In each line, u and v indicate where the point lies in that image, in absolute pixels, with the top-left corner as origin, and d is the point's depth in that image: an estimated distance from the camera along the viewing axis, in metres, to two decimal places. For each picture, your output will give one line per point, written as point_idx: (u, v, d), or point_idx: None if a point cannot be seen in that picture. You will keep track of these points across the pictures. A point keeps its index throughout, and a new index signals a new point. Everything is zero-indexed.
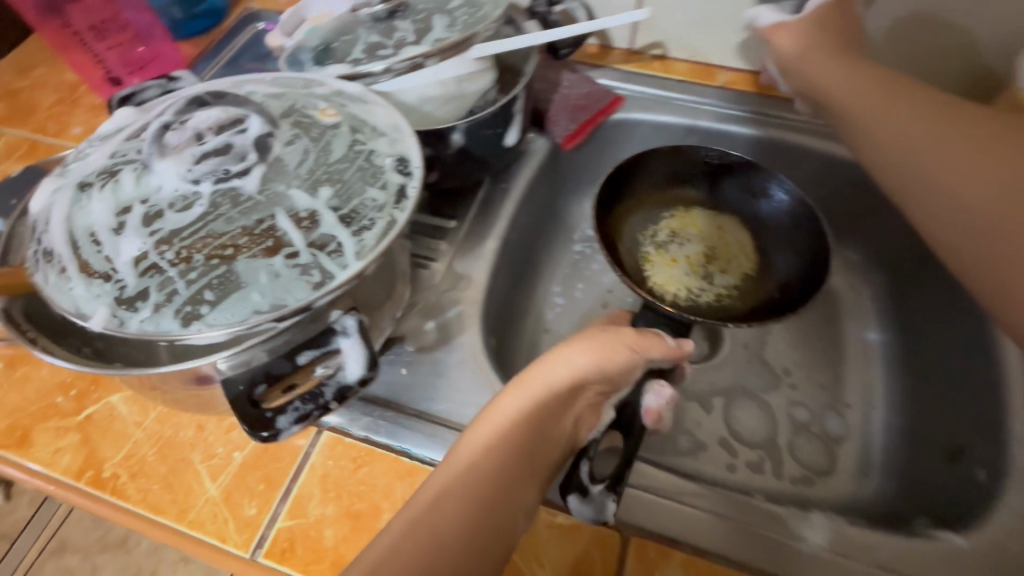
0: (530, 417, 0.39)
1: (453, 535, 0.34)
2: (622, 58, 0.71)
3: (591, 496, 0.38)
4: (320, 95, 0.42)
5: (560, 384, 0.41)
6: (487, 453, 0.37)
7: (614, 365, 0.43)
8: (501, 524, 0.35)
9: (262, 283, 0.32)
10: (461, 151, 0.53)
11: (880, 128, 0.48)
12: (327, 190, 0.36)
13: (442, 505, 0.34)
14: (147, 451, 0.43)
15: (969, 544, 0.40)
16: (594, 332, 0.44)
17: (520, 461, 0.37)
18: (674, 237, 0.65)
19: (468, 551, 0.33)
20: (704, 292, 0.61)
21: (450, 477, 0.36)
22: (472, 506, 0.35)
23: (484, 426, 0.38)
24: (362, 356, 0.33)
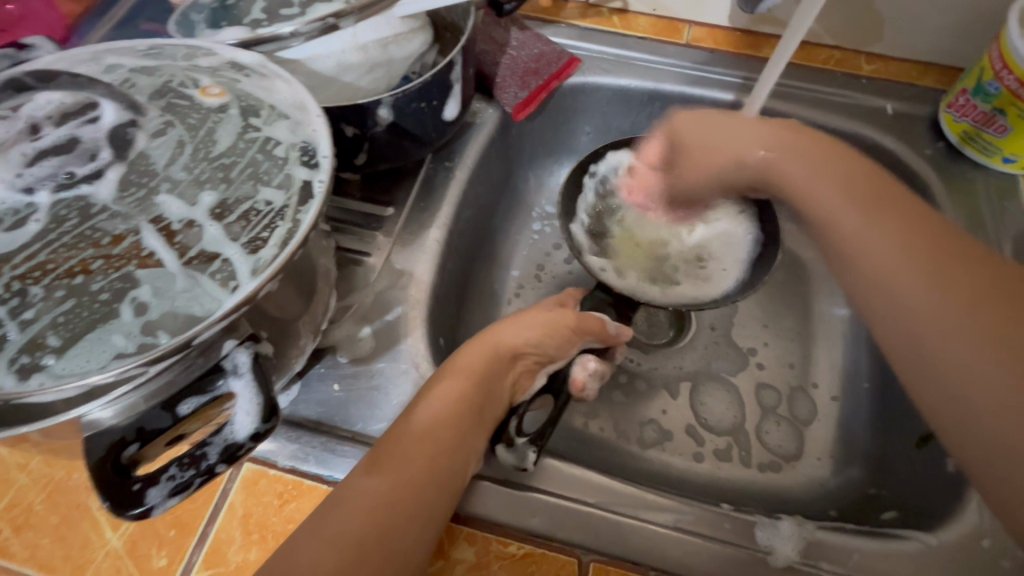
0: (478, 382, 0.38)
1: (412, 475, 0.32)
2: (577, 13, 0.63)
3: (513, 445, 0.39)
4: (205, 68, 0.34)
5: (498, 353, 0.40)
6: (443, 405, 0.36)
7: (560, 335, 0.43)
8: (453, 477, 0.34)
9: (127, 320, 0.26)
10: (392, 129, 0.46)
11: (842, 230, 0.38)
12: (210, 194, 0.29)
13: (402, 450, 0.33)
14: (34, 499, 0.37)
15: (936, 542, 0.38)
16: (535, 308, 0.44)
17: (472, 414, 0.36)
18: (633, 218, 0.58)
19: (427, 490, 0.32)
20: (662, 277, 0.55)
21: (411, 426, 0.35)
22: (433, 452, 0.34)
23: (443, 382, 0.37)
24: (255, 404, 0.28)
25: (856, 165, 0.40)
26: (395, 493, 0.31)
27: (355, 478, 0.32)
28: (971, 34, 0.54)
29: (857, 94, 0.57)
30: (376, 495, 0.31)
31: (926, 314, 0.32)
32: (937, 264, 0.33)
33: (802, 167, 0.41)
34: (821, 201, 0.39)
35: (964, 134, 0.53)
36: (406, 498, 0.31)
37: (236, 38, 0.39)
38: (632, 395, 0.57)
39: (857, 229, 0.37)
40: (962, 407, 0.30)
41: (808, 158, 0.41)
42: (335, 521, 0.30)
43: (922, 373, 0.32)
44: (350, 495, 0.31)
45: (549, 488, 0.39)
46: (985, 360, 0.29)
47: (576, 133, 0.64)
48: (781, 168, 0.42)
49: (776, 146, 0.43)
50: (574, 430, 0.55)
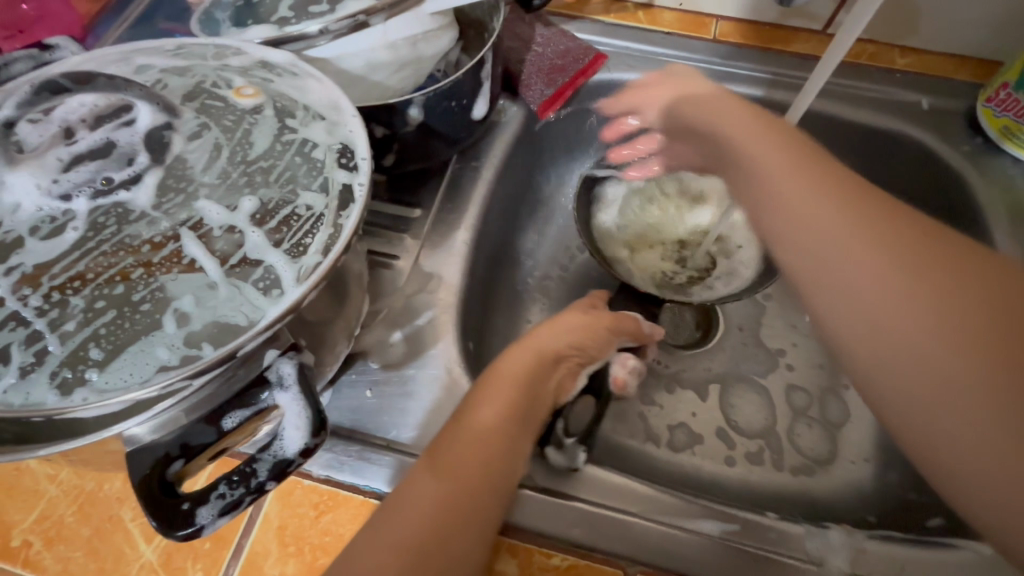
0: (523, 387, 0.37)
1: (464, 481, 0.31)
2: (601, 8, 0.61)
3: (563, 445, 0.39)
4: (237, 68, 0.33)
5: (542, 356, 0.39)
6: (490, 410, 0.35)
7: (598, 338, 0.43)
8: (503, 483, 0.33)
9: (169, 331, 0.25)
10: (421, 129, 0.45)
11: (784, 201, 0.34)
12: (250, 199, 0.28)
13: (452, 455, 0.32)
14: (64, 511, 0.36)
15: (989, 552, 0.37)
16: (574, 310, 0.44)
17: (518, 418, 0.35)
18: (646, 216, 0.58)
19: (479, 496, 0.31)
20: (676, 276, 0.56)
21: (460, 432, 0.34)
22: (483, 458, 0.33)
23: (488, 388, 0.36)
24: (304, 418, 0.27)
25: (791, 137, 0.38)
26: (448, 500, 0.30)
27: (407, 484, 0.31)
28: (1012, 25, 0.53)
29: (892, 88, 0.55)
30: (430, 502, 0.30)
31: (887, 302, 0.28)
32: (896, 258, 0.29)
33: (768, 147, 0.37)
34: (766, 174, 0.36)
35: (1004, 128, 0.51)
36: (460, 505, 0.30)
37: (265, 37, 0.38)
38: (662, 398, 0.56)
39: (807, 198, 0.33)
40: (940, 429, 0.26)
41: (774, 142, 0.37)
42: (390, 530, 0.29)
43: (888, 379, 0.28)
44: (403, 503, 0.30)
45: (590, 497, 0.38)
46: (965, 370, 0.25)
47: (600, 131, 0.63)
48: (751, 146, 0.38)
49: (737, 116, 0.41)
50: (604, 434, 0.54)
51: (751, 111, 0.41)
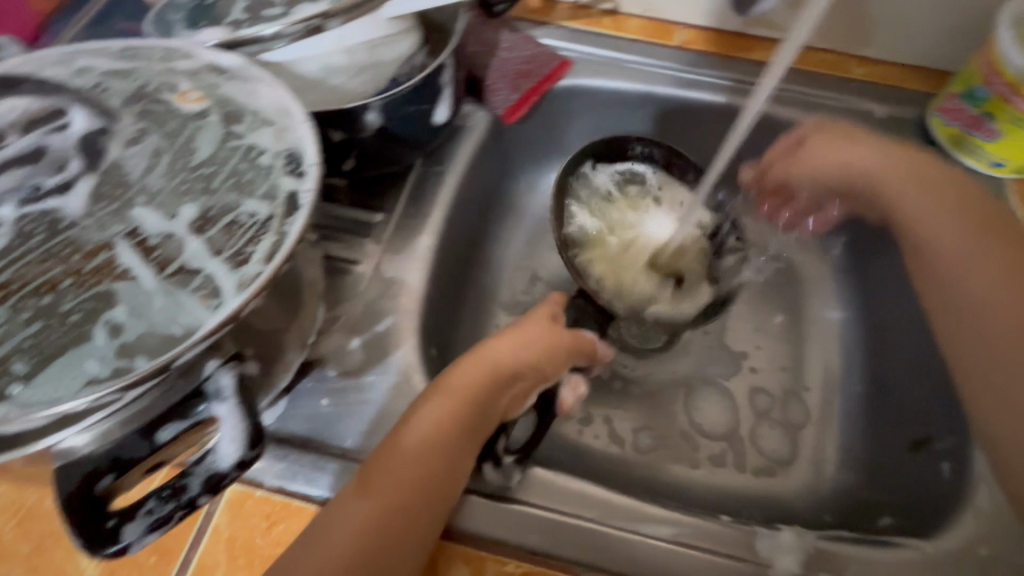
0: (469, 407, 0.36)
1: (390, 509, 0.31)
2: (567, 14, 0.62)
3: (499, 463, 0.39)
4: (183, 71, 0.33)
5: (494, 373, 0.39)
6: (433, 429, 0.35)
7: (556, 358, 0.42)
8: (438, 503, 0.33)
9: (101, 343, 0.24)
10: (381, 133, 0.44)
11: (929, 232, 0.45)
12: (190, 207, 0.28)
13: (383, 477, 0.32)
14: (4, 526, 0.35)
15: (933, 550, 0.38)
16: (533, 323, 0.43)
17: (460, 439, 0.35)
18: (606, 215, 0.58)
19: (407, 524, 0.31)
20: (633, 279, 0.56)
21: (396, 453, 0.34)
22: (415, 482, 0.32)
23: (434, 404, 0.36)
24: (240, 431, 0.26)
25: (941, 174, 0.46)
26: (372, 527, 0.30)
27: (338, 506, 0.32)
28: (961, 37, 0.54)
29: (849, 97, 0.57)
30: (355, 528, 0.30)
31: (995, 290, 0.41)
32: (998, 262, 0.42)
33: (912, 178, 0.46)
34: (922, 218, 0.45)
35: (953, 138, 0.53)
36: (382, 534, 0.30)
37: (216, 39, 0.37)
38: (627, 402, 0.56)
39: (946, 234, 0.44)
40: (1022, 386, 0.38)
41: (916, 183, 0.46)
42: (310, 556, 0.29)
43: (964, 347, 0.41)
44: (329, 528, 0.30)
45: (547, 504, 0.38)
46: None
47: (567, 136, 0.63)
48: (892, 185, 0.47)
49: (891, 165, 0.47)
50: (569, 439, 0.54)
51: (904, 153, 0.47)
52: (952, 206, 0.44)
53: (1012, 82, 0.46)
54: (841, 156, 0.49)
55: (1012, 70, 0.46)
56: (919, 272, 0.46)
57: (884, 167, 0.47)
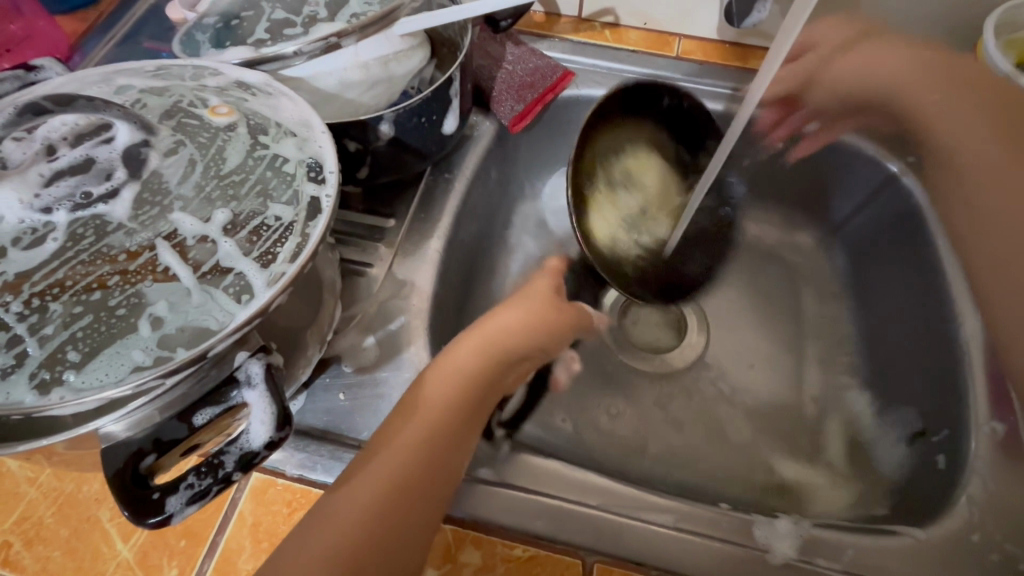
0: (473, 381, 0.40)
1: (405, 480, 0.33)
2: (570, 27, 0.64)
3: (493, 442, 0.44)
4: (213, 88, 0.35)
5: (492, 352, 0.43)
6: (438, 399, 0.38)
7: (553, 339, 0.50)
8: (451, 466, 0.36)
9: (145, 334, 0.27)
10: (393, 143, 0.47)
11: (942, 132, 0.54)
12: (222, 212, 0.30)
13: (396, 443, 0.35)
14: (44, 512, 0.37)
15: (927, 536, 0.39)
16: (527, 297, 0.50)
17: (462, 414, 0.38)
18: (625, 182, 0.58)
19: (428, 483, 0.34)
20: (630, 246, 0.57)
21: (408, 419, 0.36)
22: (427, 443, 0.35)
23: (437, 376, 0.39)
24: (269, 413, 0.28)
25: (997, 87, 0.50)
26: (395, 483, 0.33)
27: (353, 471, 0.34)
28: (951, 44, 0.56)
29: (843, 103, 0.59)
30: (364, 503, 0.32)
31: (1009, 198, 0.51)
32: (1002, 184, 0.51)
33: (968, 98, 0.52)
34: (951, 127, 0.54)
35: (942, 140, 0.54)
36: (406, 492, 0.33)
37: (241, 57, 0.40)
38: (631, 400, 0.58)
39: (970, 147, 0.53)
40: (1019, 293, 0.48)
41: (950, 95, 0.53)
42: (338, 516, 0.31)
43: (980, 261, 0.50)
44: (350, 493, 0.32)
45: (552, 491, 0.40)
46: None
47: (571, 144, 0.66)
48: (927, 107, 0.54)
49: (908, 82, 0.55)
50: (575, 436, 0.55)
51: (923, 62, 0.55)
52: (979, 115, 0.52)
53: None
54: (859, 71, 0.57)
55: None
56: (946, 185, 0.54)
57: (896, 86, 0.56)
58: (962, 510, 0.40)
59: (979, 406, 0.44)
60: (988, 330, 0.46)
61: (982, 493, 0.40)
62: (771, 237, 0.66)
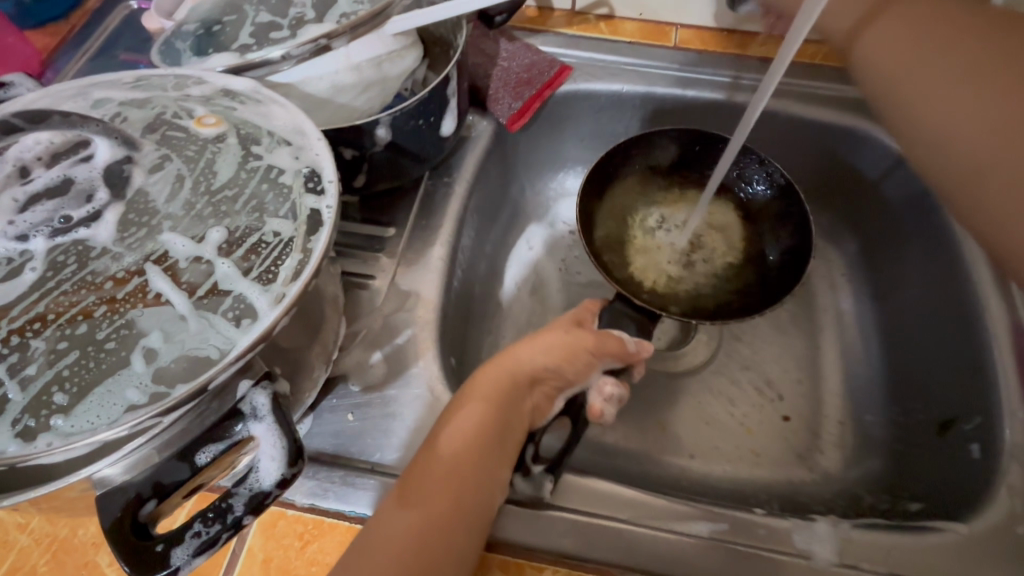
0: (492, 415, 0.37)
1: (440, 519, 0.32)
2: (563, 21, 0.62)
3: (529, 474, 0.39)
4: (198, 97, 0.33)
5: (516, 378, 0.40)
6: (459, 435, 0.35)
7: (577, 362, 0.41)
8: (474, 502, 0.33)
9: (138, 370, 0.24)
10: (390, 148, 0.45)
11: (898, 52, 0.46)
12: (216, 230, 0.28)
13: (422, 484, 0.33)
14: (38, 559, 0.35)
15: (970, 531, 0.37)
16: (552, 330, 0.43)
17: (492, 446, 0.36)
18: (663, 223, 0.59)
19: (450, 528, 0.32)
20: (683, 281, 0.56)
21: (433, 459, 0.34)
22: (448, 480, 0.33)
23: (460, 412, 0.37)
24: (280, 449, 0.26)
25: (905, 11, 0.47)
26: (420, 529, 0.31)
27: (381, 514, 0.32)
28: None
29: (848, 86, 0.58)
30: (400, 542, 0.30)
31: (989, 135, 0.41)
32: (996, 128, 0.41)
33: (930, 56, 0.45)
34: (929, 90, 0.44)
35: None
36: (428, 537, 0.31)
37: (227, 64, 0.38)
38: (646, 402, 0.56)
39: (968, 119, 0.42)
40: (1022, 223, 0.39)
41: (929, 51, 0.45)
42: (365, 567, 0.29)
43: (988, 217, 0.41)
44: (380, 533, 0.31)
45: (576, 506, 0.38)
46: None
47: (568, 141, 0.64)
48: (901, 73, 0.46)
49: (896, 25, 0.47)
50: (593, 442, 0.54)
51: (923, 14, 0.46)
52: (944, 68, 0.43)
53: None
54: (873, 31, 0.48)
55: None
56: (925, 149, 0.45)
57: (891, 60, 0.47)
58: (1002, 501, 0.38)
59: (1010, 391, 0.42)
60: (1013, 311, 0.45)
61: (1022, 483, 0.39)
62: None
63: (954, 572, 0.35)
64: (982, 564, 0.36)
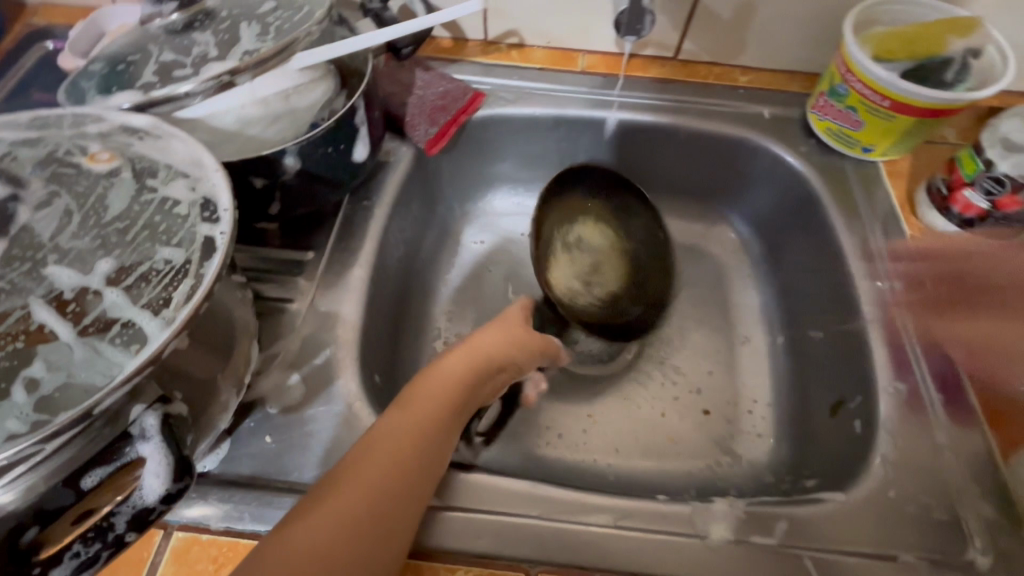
0: (459, 392, 0.41)
1: (403, 470, 0.33)
2: (478, 50, 0.66)
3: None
4: (93, 134, 0.34)
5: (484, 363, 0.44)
6: (428, 396, 0.39)
7: (529, 357, 0.49)
8: (434, 457, 0.36)
9: (19, 399, 0.25)
10: (301, 175, 0.46)
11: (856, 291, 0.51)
12: (107, 261, 0.29)
13: (394, 430, 0.35)
14: None
15: (851, 500, 0.41)
16: (513, 325, 0.49)
17: (450, 416, 0.39)
18: (579, 243, 0.62)
19: (417, 473, 0.34)
20: (585, 296, 0.60)
21: (407, 409, 0.37)
22: (414, 434, 0.36)
23: (427, 378, 0.40)
24: (166, 466, 0.27)
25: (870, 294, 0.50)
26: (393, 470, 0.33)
27: (351, 454, 0.33)
28: (826, 43, 0.61)
29: (738, 103, 0.63)
30: (361, 491, 0.31)
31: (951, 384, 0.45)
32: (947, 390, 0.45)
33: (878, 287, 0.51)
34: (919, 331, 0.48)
35: (825, 129, 0.58)
36: (398, 479, 0.33)
37: (128, 102, 0.39)
38: (573, 406, 0.59)
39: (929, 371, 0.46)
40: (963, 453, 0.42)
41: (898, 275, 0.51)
42: (339, 497, 0.30)
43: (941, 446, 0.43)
44: (352, 470, 0.32)
45: (495, 507, 0.39)
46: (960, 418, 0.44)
47: (489, 163, 0.67)
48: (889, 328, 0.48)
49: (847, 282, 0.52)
50: (524, 448, 0.56)
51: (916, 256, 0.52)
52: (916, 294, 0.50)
53: (888, 95, 0.50)
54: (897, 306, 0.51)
55: (870, 77, 0.50)
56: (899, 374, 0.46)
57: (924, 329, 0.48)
58: (879, 471, 0.42)
59: (882, 369, 0.47)
60: (883, 299, 0.50)
61: (894, 453, 0.43)
62: (693, 234, 0.70)
63: (835, 540, 0.39)
64: (860, 529, 0.39)
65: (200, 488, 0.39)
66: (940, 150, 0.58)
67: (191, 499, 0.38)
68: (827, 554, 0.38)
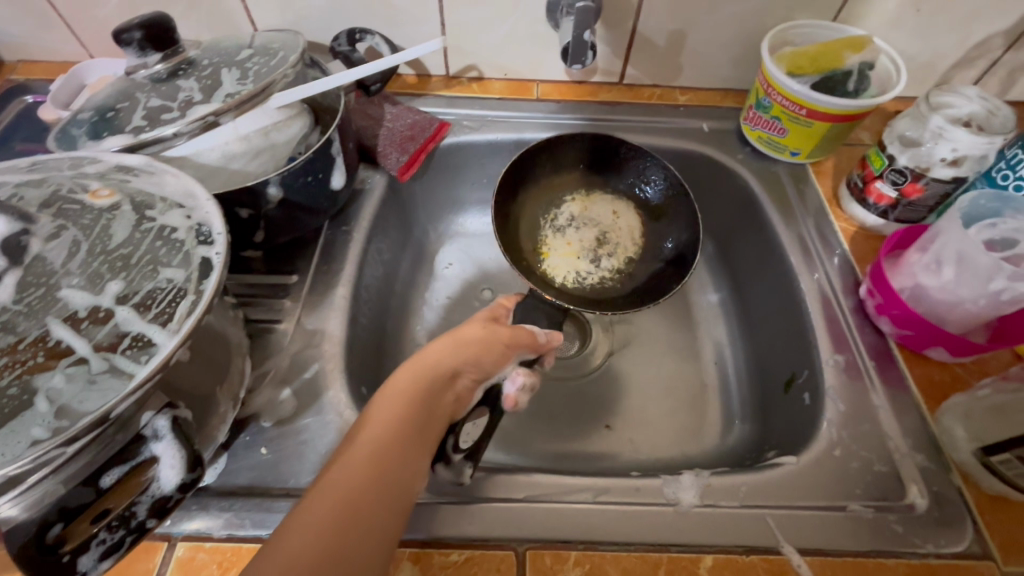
0: (415, 403, 0.39)
1: (361, 496, 0.32)
2: (441, 84, 0.71)
3: (451, 462, 0.42)
4: (93, 173, 0.37)
5: (437, 373, 0.42)
6: (376, 436, 0.35)
7: (493, 355, 0.46)
8: (396, 492, 0.34)
9: (42, 409, 0.28)
10: (283, 204, 0.50)
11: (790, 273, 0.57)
12: (115, 283, 0.32)
13: (342, 467, 0.33)
14: None
15: (803, 462, 0.45)
16: (470, 329, 0.47)
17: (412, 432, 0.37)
18: (573, 221, 0.65)
19: (378, 496, 0.33)
20: (590, 274, 0.62)
21: (358, 436, 0.36)
22: (371, 457, 0.34)
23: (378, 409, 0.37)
24: (179, 457, 0.31)
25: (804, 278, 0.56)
26: (344, 517, 0.31)
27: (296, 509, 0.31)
28: (750, 64, 0.69)
29: (679, 119, 0.69)
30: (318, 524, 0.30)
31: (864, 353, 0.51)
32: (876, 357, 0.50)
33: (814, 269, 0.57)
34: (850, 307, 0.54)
35: (759, 138, 0.65)
36: (354, 522, 0.31)
37: (120, 144, 0.42)
38: (551, 404, 0.62)
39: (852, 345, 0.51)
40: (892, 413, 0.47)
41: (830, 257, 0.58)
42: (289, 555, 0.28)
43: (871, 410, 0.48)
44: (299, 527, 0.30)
45: (482, 495, 0.42)
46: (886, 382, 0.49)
47: (458, 185, 0.72)
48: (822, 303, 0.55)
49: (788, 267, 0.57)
50: (509, 442, 0.59)
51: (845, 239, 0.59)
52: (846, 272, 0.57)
53: (804, 104, 0.57)
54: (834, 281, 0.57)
55: (786, 91, 0.57)
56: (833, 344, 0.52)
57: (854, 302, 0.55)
58: (827, 435, 0.47)
59: (823, 345, 0.52)
60: (818, 284, 0.56)
61: (840, 417, 0.48)
62: None
63: (792, 498, 0.43)
64: (812, 486, 0.44)
65: (200, 501, 0.41)
66: (856, 150, 0.66)
67: (192, 512, 0.40)
68: (786, 510, 0.42)
